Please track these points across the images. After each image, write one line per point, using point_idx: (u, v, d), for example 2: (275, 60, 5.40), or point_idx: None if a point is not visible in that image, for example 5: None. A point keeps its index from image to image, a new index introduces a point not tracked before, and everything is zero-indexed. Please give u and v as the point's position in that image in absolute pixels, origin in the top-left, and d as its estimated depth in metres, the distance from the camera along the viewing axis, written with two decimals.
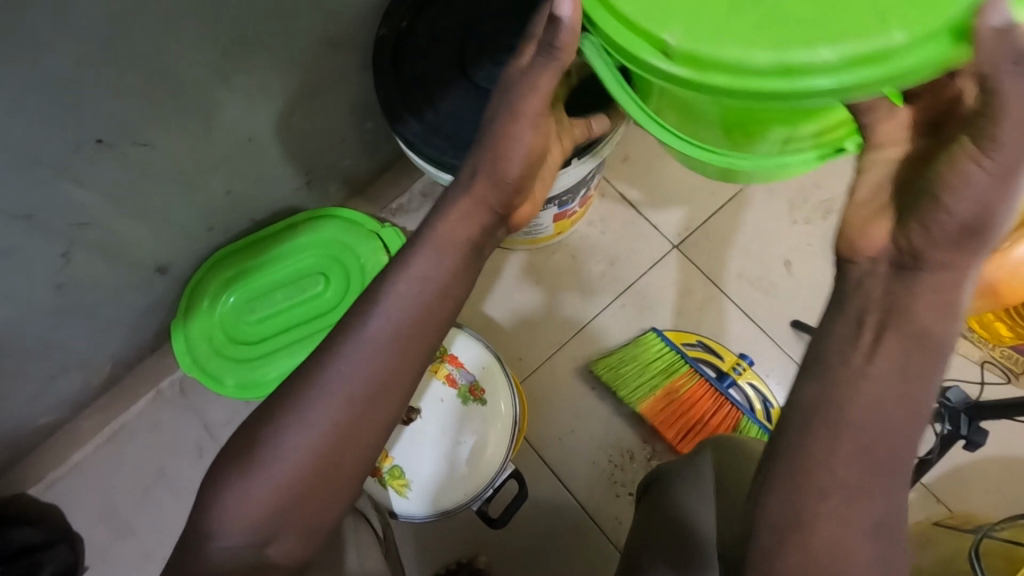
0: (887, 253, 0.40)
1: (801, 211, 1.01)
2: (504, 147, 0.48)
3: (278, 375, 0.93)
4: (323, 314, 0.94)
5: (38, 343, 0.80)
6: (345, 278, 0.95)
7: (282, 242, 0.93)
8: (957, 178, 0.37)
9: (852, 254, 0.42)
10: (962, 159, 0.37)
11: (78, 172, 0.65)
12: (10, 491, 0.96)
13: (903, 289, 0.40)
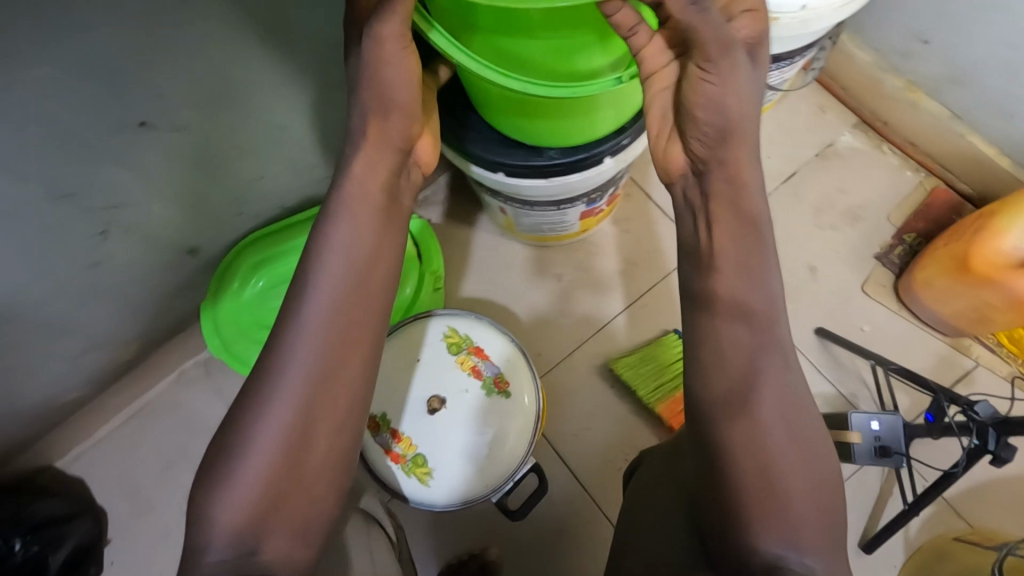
0: (689, 164, 0.60)
1: (828, 218, 1.00)
2: (382, 77, 0.55)
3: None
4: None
5: (71, 320, 0.82)
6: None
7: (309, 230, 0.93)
8: (703, 97, 0.56)
9: (670, 174, 0.62)
10: (698, 84, 0.56)
11: (119, 153, 0.66)
12: (36, 464, 0.98)
13: (708, 182, 0.59)
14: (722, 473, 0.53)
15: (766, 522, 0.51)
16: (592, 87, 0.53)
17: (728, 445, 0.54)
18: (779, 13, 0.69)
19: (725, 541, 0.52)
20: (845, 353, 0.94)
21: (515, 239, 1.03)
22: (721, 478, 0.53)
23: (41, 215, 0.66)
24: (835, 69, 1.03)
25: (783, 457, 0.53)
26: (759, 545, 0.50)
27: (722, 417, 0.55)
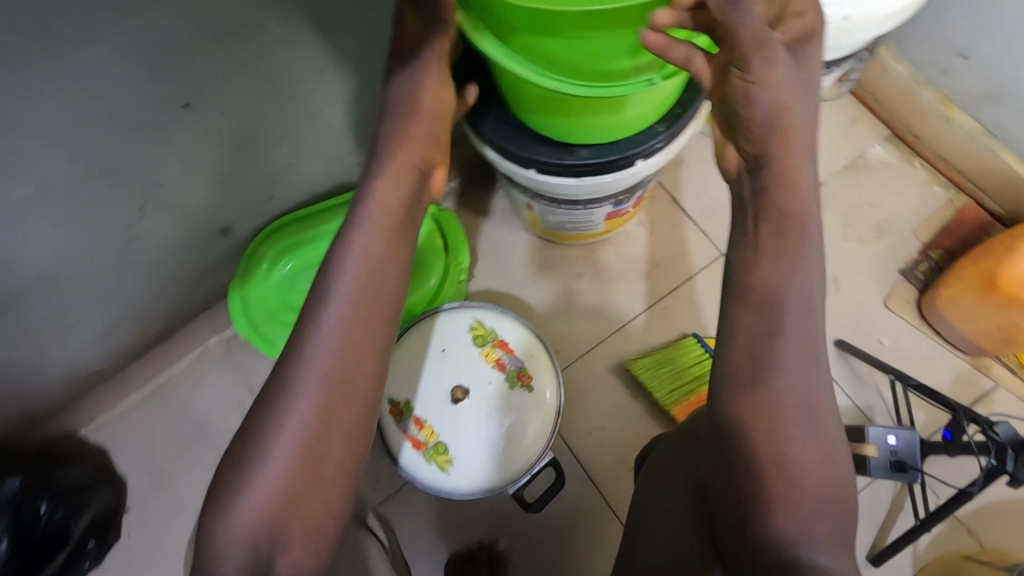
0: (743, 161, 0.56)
1: (854, 229, 1.00)
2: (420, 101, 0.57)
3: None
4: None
5: (104, 292, 0.84)
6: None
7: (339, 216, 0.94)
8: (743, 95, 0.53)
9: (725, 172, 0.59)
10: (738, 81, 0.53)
11: (164, 132, 0.68)
12: (61, 431, 1.00)
13: (762, 177, 0.55)
14: (736, 467, 0.53)
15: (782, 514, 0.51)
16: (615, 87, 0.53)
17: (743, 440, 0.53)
18: (821, 23, 0.69)
19: (741, 532, 0.53)
20: (864, 366, 0.94)
21: (538, 235, 1.03)
22: (735, 471, 0.54)
23: (85, 189, 0.68)
24: (869, 81, 1.02)
25: (802, 459, 0.53)
26: (775, 538, 0.51)
27: (735, 412, 0.54)
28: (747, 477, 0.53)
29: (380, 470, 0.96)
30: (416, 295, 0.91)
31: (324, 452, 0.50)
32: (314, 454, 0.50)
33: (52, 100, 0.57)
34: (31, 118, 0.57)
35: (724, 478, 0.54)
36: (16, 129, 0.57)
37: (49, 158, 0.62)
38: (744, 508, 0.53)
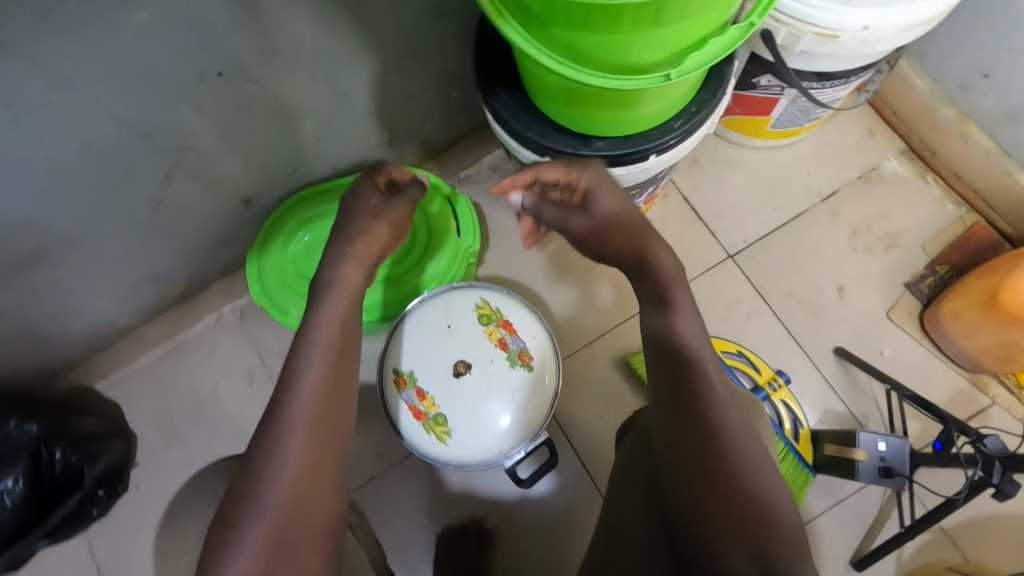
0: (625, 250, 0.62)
1: (863, 240, 1.01)
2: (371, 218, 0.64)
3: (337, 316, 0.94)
4: (391, 265, 0.94)
5: (128, 251, 0.87)
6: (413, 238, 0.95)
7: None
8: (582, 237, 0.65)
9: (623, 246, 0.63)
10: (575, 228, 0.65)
11: (197, 100, 0.71)
12: (80, 382, 1.05)
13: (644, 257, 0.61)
14: (704, 493, 0.51)
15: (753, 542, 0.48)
16: (642, 82, 0.53)
17: (716, 463, 0.51)
18: (840, 32, 0.70)
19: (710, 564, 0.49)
20: (862, 375, 0.95)
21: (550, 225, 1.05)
22: (704, 498, 0.51)
23: (119, 150, 0.71)
24: (889, 94, 1.03)
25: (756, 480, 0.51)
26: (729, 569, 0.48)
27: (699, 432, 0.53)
28: (720, 506, 0.50)
29: (380, 442, 0.99)
30: (428, 276, 0.93)
31: (336, 412, 0.53)
32: (327, 413, 0.52)
33: (93, 61, 0.60)
34: (73, 78, 0.60)
35: (694, 508, 0.51)
36: (59, 87, 0.60)
37: (86, 117, 0.65)
38: (717, 537, 0.50)
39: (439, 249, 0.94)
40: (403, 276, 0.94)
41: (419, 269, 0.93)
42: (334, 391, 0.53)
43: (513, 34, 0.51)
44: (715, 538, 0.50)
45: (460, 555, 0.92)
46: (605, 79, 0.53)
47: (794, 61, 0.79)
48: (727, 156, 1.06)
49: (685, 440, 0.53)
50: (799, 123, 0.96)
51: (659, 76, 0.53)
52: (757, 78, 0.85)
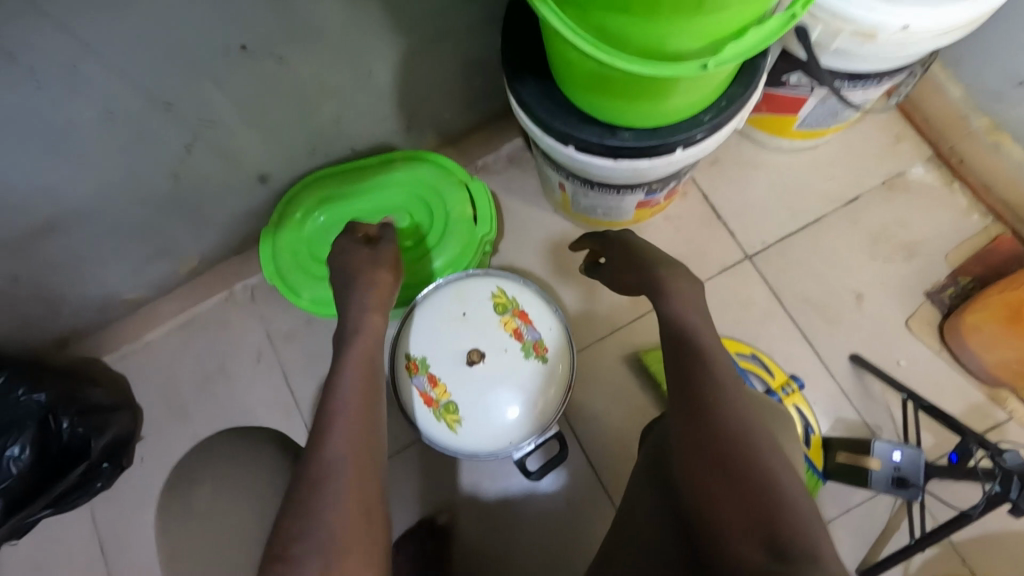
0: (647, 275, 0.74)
1: (884, 248, 0.99)
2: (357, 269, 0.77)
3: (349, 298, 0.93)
4: (405, 250, 0.94)
5: (143, 223, 0.86)
6: (429, 224, 0.94)
7: (376, 175, 0.95)
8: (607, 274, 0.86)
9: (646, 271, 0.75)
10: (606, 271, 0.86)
11: (218, 72, 0.69)
12: (89, 353, 1.05)
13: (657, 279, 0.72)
14: (713, 480, 0.52)
15: (763, 524, 0.47)
16: (675, 70, 0.50)
17: (725, 458, 0.52)
18: (878, 31, 0.68)
19: (724, 555, 0.49)
20: (878, 385, 0.94)
21: (568, 218, 1.04)
22: (713, 483, 0.52)
23: (139, 119, 0.70)
24: (920, 99, 1.01)
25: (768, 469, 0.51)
26: (740, 557, 0.48)
27: (707, 424, 0.55)
28: (728, 491, 0.51)
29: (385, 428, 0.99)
30: (441, 263, 0.92)
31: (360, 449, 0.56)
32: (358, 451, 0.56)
33: (118, 27, 0.59)
34: (98, 44, 0.59)
35: (708, 499, 0.52)
36: (83, 53, 0.59)
37: (109, 84, 0.64)
38: (727, 522, 0.50)
39: (454, 236, 0.93)
40: (417, 261, 0.93)
41: (435, 255, 0.92)
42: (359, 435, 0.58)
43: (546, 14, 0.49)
44: (726, 527, 0.50)
45: (415, 551, 0.93)
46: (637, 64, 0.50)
47: (826, 59, 0.78)
48: (749, 155, 1.05)
49: (697, 433, 0.55)
50: (826, 124, 0.94)
51: (694, 65, 0.50)
52: (787, 75, 0.84)
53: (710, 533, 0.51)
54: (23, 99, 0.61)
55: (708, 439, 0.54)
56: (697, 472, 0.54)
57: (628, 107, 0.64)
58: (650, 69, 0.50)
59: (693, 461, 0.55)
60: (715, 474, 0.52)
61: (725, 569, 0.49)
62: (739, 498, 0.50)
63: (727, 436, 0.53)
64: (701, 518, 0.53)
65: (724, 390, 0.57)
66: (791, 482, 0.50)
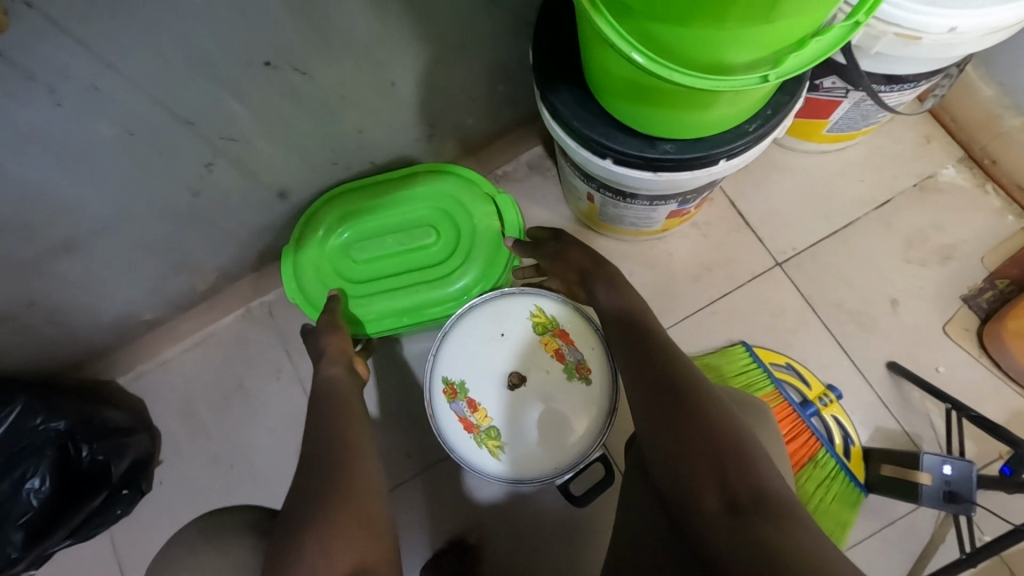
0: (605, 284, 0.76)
1: (917, 251, 0.97)
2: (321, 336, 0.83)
3: (377, 316, 0.91)
4: (432, 267, 0.92)
5: (161, 243, 0.84)
6: (455, 239, 0.92)
7: (400, 189, 0.92)
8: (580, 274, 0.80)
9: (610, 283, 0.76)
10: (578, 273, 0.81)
11: (243, 88, 0.67)
12: (105, 374, 1.02)
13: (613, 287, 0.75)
14: (687, 451, 0.56)
15: (736, 485, 0.51)
16: (734, 84, 0.48)
17: (684, 425, 0.57)
18: (924, 33, 0.66)
19: (696, 516, 0.53)
20: (916, 393, 0.92)
21: (586, 225, 1.01)
22: (684, 454, 0.56)
23: (161, 138, 0.68)
24: (951, 100, 0.99)
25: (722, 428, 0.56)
26: (710, 511, 0.52)
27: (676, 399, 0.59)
28: (689, 459, 0.55)
29: (412, 445, 0.97)
30: (469, 280, 0.90)
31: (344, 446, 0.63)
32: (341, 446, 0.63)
33: (144, 45, 0.56)
34: (122, 64, 0.57)
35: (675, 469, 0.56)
36: (108, 73, 0.57)
37: (131, 103, 0.62)
38: (702, 488, 0.53)
39: (481, 252, 0.92)
40: (444, 278, 0.91)
41: (465, 270, 0.90)
42: (346, 438, 0.64)
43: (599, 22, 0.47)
44: (693, 491, 0.54)
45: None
46: (694, 77, 0.48)
47: (863, 61, 0.76)
48: (776, 158, 1.02)
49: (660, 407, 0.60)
50: (858, 127, 0.92)
51: (752, 77, 0.48)
52: (821, 79, 0.82)
53: (682, 504, 0.55)
54: (45, 122, 0.58)
55: (670, 412, 0.59)
56: (670, 444, 0.57)
57: (669, 121, 0.61)
58: (706, 83, 0.48)
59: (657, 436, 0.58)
60: (680, 442, 0.56)
61: (699, 532, 0.52)
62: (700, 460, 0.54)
63: (683, 406, 0.58)
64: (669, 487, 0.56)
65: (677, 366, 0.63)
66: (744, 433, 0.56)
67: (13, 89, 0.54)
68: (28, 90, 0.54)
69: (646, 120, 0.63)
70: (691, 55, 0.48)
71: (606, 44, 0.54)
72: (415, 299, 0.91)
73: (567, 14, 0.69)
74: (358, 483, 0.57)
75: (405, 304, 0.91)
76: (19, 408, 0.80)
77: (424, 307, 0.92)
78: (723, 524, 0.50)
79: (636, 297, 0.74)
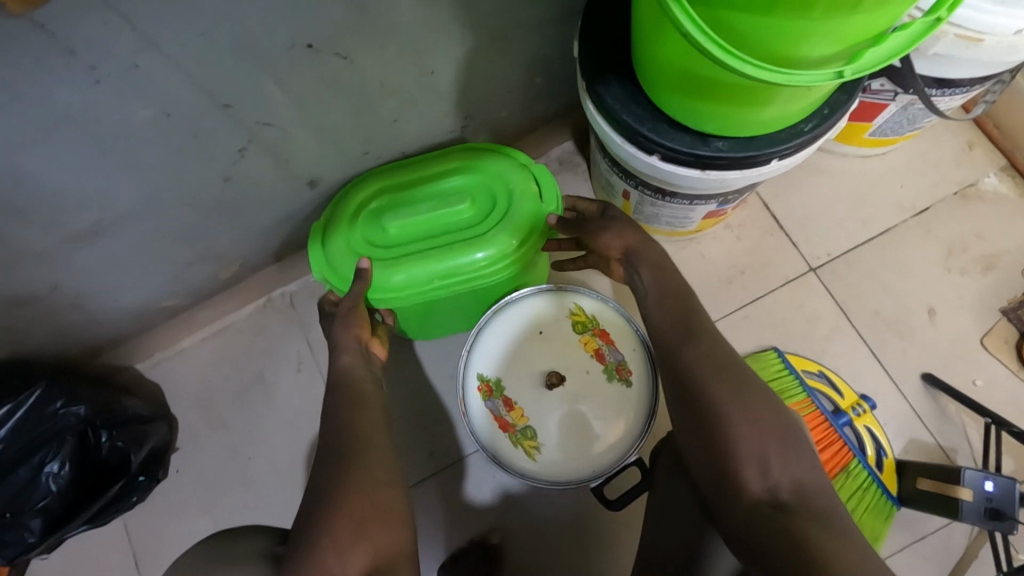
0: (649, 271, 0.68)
1: (958, 260, 0.95)
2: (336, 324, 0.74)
3: (405, 283, 0.80)
4: (462, 230, 0.82)
5: (188, 230, 0.82)
6: (491, 202, 0.83)
7: (436, 158, 0.87)
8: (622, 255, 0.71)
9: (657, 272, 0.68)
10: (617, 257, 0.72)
11: (283, 72, 0.65)
12: (123, 360, 1.01)
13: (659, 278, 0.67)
14: (714, 440, 0.55)
15: (777, 475, 0.52)
16: (808, 79, 0.45)
17: (708, 417, 0.56)
18: (987, 35, 0.64)
19: (726, 506, 0.54)
20: (952, 406, 0.90)
21: None
22: (710, 443, 0.55)
23: (197, 121, 0.66)
24: (997, 107, 0.96)
25: (746, 418, 0.54)
26: (743, 503, 0.52)
27: (699, 377, 0.58)
28: (715, 451, 0.55)
29: (435, 442, 0.95)
30: (502, 242, 0.80)
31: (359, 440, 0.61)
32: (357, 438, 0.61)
33: (187, 22, 0.54)
34: (165, 43, 0.55)
35: (702, 459, 0.56)
36: (148, 50, 0.55)
37: (171, 85, 0.60)
38: (731, 478, 0.54)
39: (519, 213, 0.82)
40: (479, 237, 0.81)
41: (498, 232, 0.80)
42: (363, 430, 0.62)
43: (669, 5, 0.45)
44: (723, 482, 0.54)
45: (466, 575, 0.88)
46: (765, 70, 0.46)
47: (918, 63, 0.74)
48: (813, 162, 1.00)
49: (683, 397, 0.58)
50: (902, 132, 0.90)
51: (827, 72, 0.45)
52: (870, 81, 0.79)
53: (710, 492, 0.56)
54: (84, 100, 0.57)
55: (693, 402, 0.57)
56: (694, 427, 0.57)
57: (726, 118, 0.59)
58: (777, 75, 0.45)
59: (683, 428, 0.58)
60: (706, 432, 0.55)
61: (730, 522, 0.53)
62: (727, 454, 0.54)
63: (704, 395, 0.57)
64: (697, 473, 0.57)
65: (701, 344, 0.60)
66: (770, 419, 0.55)
67: (53, 66, 0.52)
68: (67, 67, 0.53)
69: (701, 116, 0.60)
70: (763, 42, 0.46)
71: (671, 32, 0.52)
72: (441, 263, 0.80)
73: (618, 7, 0.68)
74: (369, 473, 0.57)
75: (436, 268, 0.80)
76: (40, 391, 0.78)
77: (456, 273, 0.81)
78: (755, 517, 0.51)
79: (661, 252, 0.70)
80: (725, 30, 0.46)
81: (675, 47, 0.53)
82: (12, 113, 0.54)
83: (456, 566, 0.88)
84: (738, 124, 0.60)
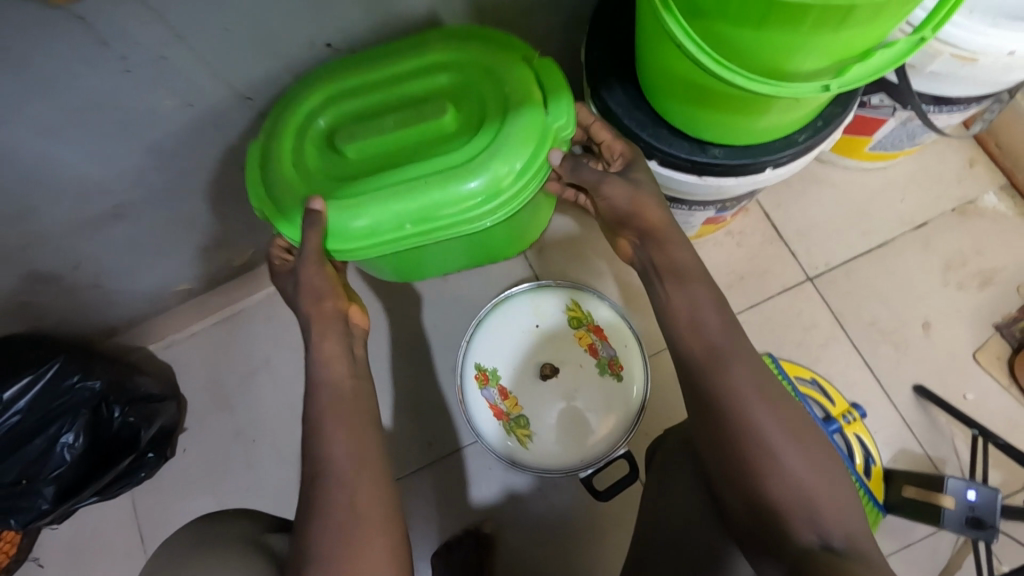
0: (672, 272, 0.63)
1: (955, 275, 0.96)
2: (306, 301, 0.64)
3: (370, 228, 0.63)
4: (444, 155, 0.64)
5: (204, 216, 0.86)
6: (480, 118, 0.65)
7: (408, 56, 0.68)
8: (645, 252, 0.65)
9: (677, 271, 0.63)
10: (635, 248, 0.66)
11: (301, 68, 0.68)
12: (136, 341, 1.04)
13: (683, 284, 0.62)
14: (763, 472, 0.53)
15: (824, 519, 0.52)
16: (796, 91, 0.48)
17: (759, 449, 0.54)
18: (981, 55, 0.65)
19: (766, 539, 0.53)
20: (943, 418, 0.91)
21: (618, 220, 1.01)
22: (757, 475, 0.53)
23: (218, 111, 0.69)
24: (997, 126, 0.98)
25: (792, 452, 0.54)
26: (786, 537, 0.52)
27: (749, 406, 0.55)
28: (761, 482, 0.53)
29: (433, 432, 0.98)
30: (496, 172, 0.63)
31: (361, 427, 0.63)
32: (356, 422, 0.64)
33: (213, 18, 0.57)
34: (191, 36, 0.58)
35: (741, 487, 0.54)
36: (175, 43, 0.58)
37: (194, 76, 0.63)
38: (778, 512, 0.52)
39: (515, 130, 0.63)
40: (463, 166, 0.63)
41: (490, 160, 0.63)
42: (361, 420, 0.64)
43: (666, 17, 0.48)
44: (767, 515, 0.53)
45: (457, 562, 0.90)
46: (756, 81, 0.48)
47: (916, 81, 0.76)
48: (815, 173, 1.02)
49: (726, 423, 0.55)
50: (902, 147, 0.91)
51: (815, 84, 0.47)
52: (869, 96, 0.81)
53: (744, 520, 0.54)
54: (113, 87, 0.60)
55: (740, 431, 0.54)
56: (738, 458, 0.54)
57: (722, 125, 0.62)
58: (766, 87, 0.48)
59: (723, 454, 0.55)
60: (754, 463, 0.54)
61: (769, 555, 0.52)
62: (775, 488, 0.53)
63: (756, 426, 0.54)
64: (732, 501, 0.55)
65: (747, 367, 0.57)
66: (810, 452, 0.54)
67: (87, 55, 0.55)
68: (100, 57, 0.56)
69: (699, 123, 0.63)
70: (756, 54, 0.48)
71: (669, 43, 0.54)
72: (418, 199, 0.63)
73: (623, 16, 0.70)
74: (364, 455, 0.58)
75: (409, 207, 0.63)
76: (57, 365, 0.82)
77: (436, 212, 0.63)
78: (803, 556, 0.50)
79: (686, 255, 0.64)
80: (719, 43, 0.49)
81: (673, 56, 0.56)
82: (47, 97, 0.58)
83: (449, 554, 0.90)
84: (735, 132, 0.62)
